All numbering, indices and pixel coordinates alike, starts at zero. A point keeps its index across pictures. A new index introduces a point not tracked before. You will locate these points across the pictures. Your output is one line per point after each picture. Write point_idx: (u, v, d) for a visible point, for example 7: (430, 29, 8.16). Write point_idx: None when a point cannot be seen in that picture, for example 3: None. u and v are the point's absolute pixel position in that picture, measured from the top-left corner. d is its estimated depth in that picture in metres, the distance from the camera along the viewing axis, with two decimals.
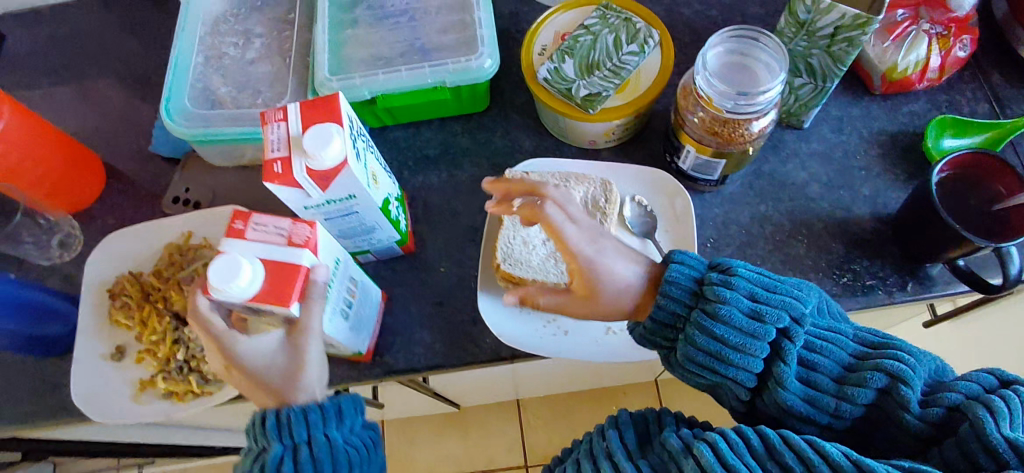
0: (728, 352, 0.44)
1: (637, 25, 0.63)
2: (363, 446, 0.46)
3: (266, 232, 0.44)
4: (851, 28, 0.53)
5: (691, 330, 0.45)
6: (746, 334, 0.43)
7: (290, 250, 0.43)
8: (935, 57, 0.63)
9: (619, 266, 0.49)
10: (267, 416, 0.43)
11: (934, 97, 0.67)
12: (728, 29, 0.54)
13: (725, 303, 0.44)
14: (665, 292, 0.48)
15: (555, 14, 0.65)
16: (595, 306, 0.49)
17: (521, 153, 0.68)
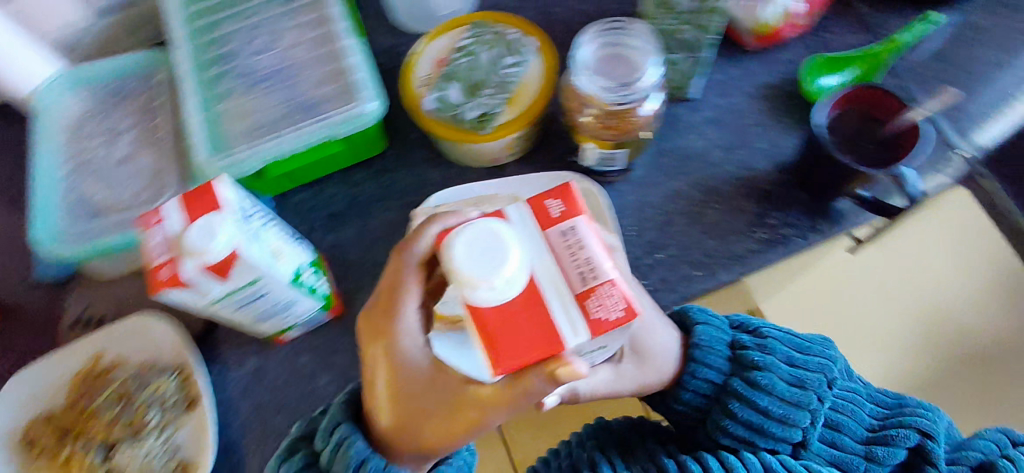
0: (771, 424, 0.56)
1: (510, 37, 0.63)
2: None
3: (565, 253, 0.37)
4: None
5: (729, 400, 0.57)
6: (779, 404, 0.56)
7: (553, 299, 0.36)
8: (795, 5, 0.64)
9: (666, 337, 0.55)
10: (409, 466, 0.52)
11: (808, 41, 0.69)
12: (596, 24, 0.54)
13: (767, 370, 0.57)
14: (705, 361, 0.58)
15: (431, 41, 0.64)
16: (646, 371, 0.54)
17: (428, 187, 0.66)
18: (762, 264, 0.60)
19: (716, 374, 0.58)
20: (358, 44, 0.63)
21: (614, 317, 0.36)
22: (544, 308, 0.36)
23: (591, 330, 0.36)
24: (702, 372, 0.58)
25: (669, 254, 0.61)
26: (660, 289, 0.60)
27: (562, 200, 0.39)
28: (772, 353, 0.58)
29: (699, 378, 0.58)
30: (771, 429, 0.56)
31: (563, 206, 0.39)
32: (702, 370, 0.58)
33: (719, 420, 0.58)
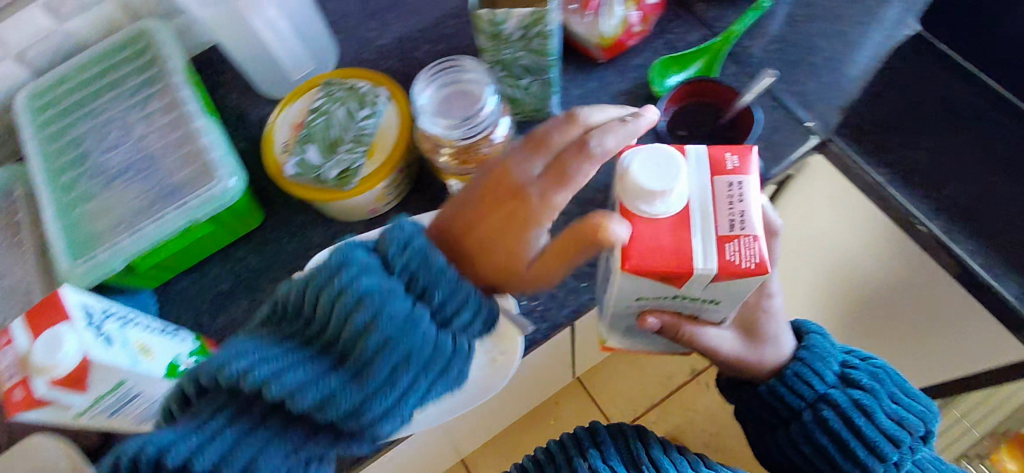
0: (852, 443, 0.60)
1: (361, 89, 0.63)
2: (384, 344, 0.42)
3: (724, 196, 0.44)
4: (533, 25, 0.56)
5: (825, 410, 0.61)
6: (880, 433, 0.59)
7: (699, 235, 0.43)
8: (631, 13, 0.68)
9: (789, 339, 0.63)
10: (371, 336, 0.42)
11: (653, 44, 0.72)
12: (427, 70, 0.56)
13: (869, 390, 0.61)
14: (817, 370, 0.62)
15: (285, 109, 0.64)
16: (755, 356, 0.61)
17: (311, 249, 0.66)
18: None
19: (813, 386, 0.62)
20: (211, 123, 0.63)
21: (745, 264, 0.42)
22: (687, 234, 0.43)
23: (721, 266, 0.42)
24: (814, 369, 0.62)
25: None
26: (551, 307, 0.61)
27: (738, 156, 0.46)
28: (876, 374, 0.62)
29: (802, 383, 0.62)
30: (857, 449, 0.59)
31: (739, 162, 0.45)
32: (807, 374, 0.62)
33: (807, 420, 0.61)
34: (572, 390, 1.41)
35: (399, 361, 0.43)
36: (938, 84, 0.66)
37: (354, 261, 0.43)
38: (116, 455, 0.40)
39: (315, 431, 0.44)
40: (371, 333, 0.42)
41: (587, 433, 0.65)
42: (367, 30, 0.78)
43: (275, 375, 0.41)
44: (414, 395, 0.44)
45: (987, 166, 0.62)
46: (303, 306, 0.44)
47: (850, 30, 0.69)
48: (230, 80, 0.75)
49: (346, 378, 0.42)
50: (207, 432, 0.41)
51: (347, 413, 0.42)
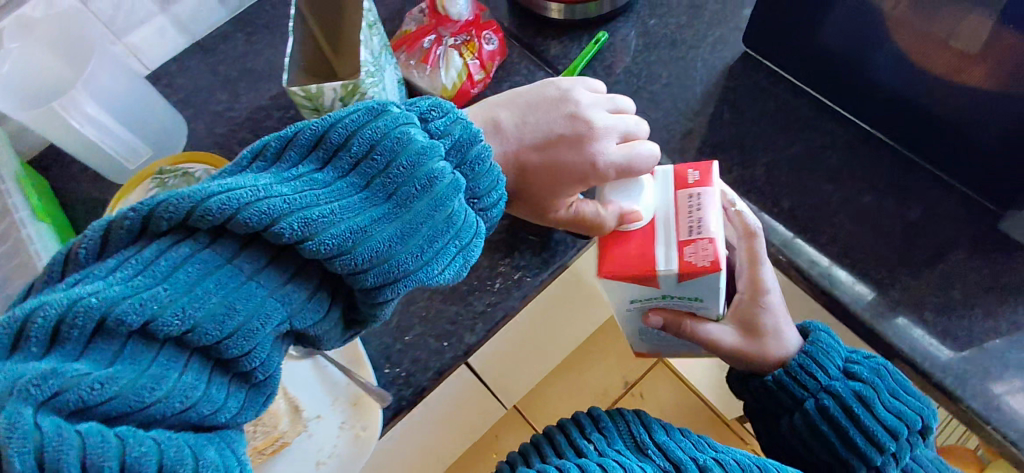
0: (849, 432, 0.54)
1: (196, 175, 0.61)
2: (416, 164, 0.41)
3: (684, 205, 0.53)
4: (349, 96, 0.55)
5: (824, 401, 0.56)
6: (879, 428, 0.54)
7: (661, 246, 0.51)
8: (470, 62, 0.69)
9: (791, 336, 0.59)
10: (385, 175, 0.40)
11: (499, 88, 0.72)
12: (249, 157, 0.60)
13: (869, 382, 0.55)
14: (826, 352, 0.58)
15: (117, 204, 0.62)
16: (756, 344, 0.59)
17: None
18: (503, 313, 0.62)
19: (817, 378, 0.57)
20: (43, 230, 0.63)
21: (699, 262, 0.49)
22: (653, 244, 0.52)
23: (680, 267, 0.50)
24: (820, 363, 0.57)
25: (416, 333, 0.62)
26: (413, 372, 0.61)
27: (698, 171, 0.54)
28: (879, 370, 0.56)
29: (806, 374, 0.57)
30: (853, 439, 0.54)
31: (699, 179, 0.54)
32: (812, 367, 0.57)
33: (809, 409, 0.56)
34: (511, 419, 1.39)
35: (434, 221, 0.40)
36: (775, 97, 0.68)
37: (390, 114, 0.42)
38: (71, 301, 0.31)
39: (322, 284, 0.39)
40: (412, 185, 0.40)
41: (590, 419, 0.62)
42: (217, 102, 0.76)
43: (299, 206, 0.36)
44: (441, 267, 0.41)
45: (820, 174, 0.64)
46: (321, 153, 0.40)
47: (685, 55, 0.72)
48: (79, 172, 0.73)
49: (386, 223, 0.39)
50: (197, 275, 0.35)
51: (374, 267, 0.38)
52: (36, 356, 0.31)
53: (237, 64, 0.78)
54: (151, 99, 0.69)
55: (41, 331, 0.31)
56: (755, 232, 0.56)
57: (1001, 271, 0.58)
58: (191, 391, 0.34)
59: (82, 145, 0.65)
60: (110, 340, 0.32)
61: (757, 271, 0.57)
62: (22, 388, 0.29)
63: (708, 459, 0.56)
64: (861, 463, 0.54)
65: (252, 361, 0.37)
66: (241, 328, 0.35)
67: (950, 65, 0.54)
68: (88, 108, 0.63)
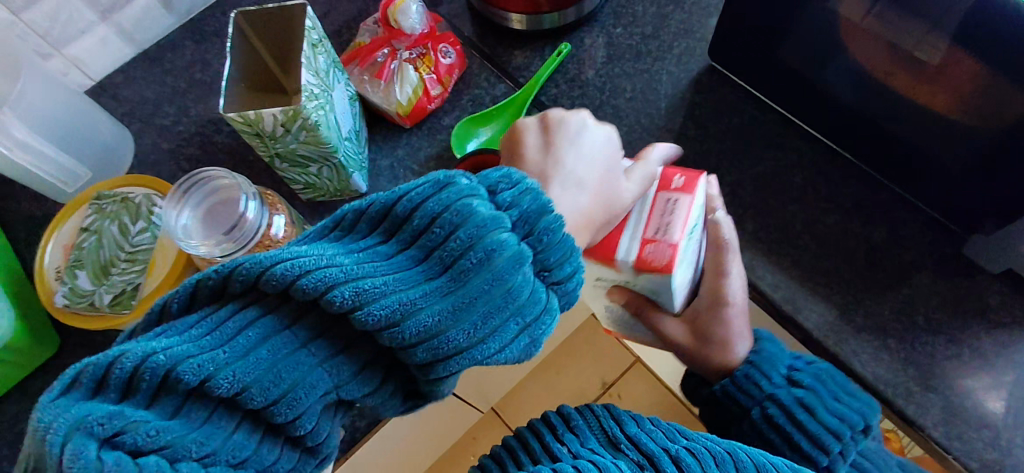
0: (801, 436, 0.52)
1: (135, 199, 0.59)
2: (480, 235, 0.37)
3: (658, 211, 0.47)
4: (291, 121, 0.53)
5: (771, 408, 0.54)
6: (824, 431, 0.52)
7: (625, 240, 0.47)
8: (426, 77, 0.66)
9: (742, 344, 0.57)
10: (450, 245, 0.37)
11: (458, 102, 0.70)
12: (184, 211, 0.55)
13: (811, 389, 0.54)
14: (768, 366, 0.56)
15: (53, 232, 0.59)
16: (704, 347, 0.57)
17: None
18: None
19: (762, 387, 0.55)
20: None
21: (655, 262, 0.45)
22: (617, 235, 0.48)
23: (636, 262, 0.46)
24: (764, 373, 0.55)
25: None
26: None
27: (682, 179, 0.49)
28: (822, 376, 0.54)
29: (750, 384, 0.55)
30: (800, 443, 0.52)
31: (680, 186, 0.49)
32: (757, 376, 0.55)
33: (754, 417, 0.54)
34: (486, 422, 1.36)
35: (493, 298, 0.37)
36: (742, 113, 0.67)
37: (460, 184, 0.39)
38: (142, 357, 0.33)
39: (372, 357, 0.38)
40: (472, 256, 0.37)
41: (559, 419, 0.56)
42: (163, 115, 0.73)
43: (355, 277, 0.36)
44: (507, 343, 0.38)
45: (785, 194, 0.62)
46: (388, 224, 0.39)
47: (650, 68, 0.70)
48: (18, 190, 0.70)
49: (441, 297, 0.36)
50: (256, 339, 0.35)
51: (424, 342, 0.36)
52: (113, 401, 0.33)
53: (186, 74, 0.75)
54: (90, 117, 0.66)
55: (117, 381, 0.33)
56: (727, 245, 0.53)
57: (963, 296, 0.57)
58: (234, 454, 0.35)
59: (14, 170, 0.62)
60: (171, 398, 0.34)
61: (721, 279, 0.54)
62: (84, 426, 0.31)
63: (681, 450, 0.51)
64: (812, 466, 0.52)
65: (302, 428, 0.36)
66: (287, 396, 0.35)
67: (915, 88, 0.52)
68: (16, 132, 0.60)
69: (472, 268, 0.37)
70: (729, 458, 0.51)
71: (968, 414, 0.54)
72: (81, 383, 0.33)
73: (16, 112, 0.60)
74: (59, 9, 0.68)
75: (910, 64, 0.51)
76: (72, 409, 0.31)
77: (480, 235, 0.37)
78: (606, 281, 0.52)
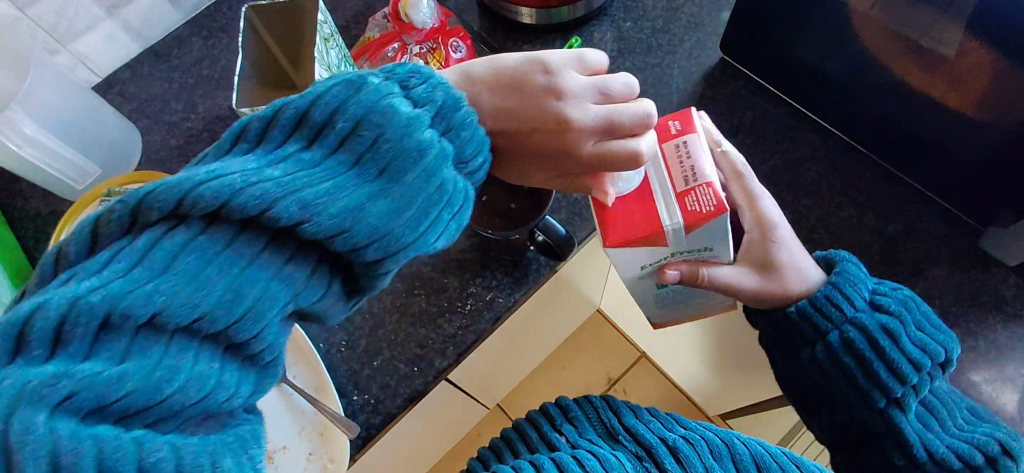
0: (878, 363, 0.51)
1: None
2: (408, 136, 0.37)
3: (673, 158, 0.49)
4: None
5: (850, 332, 0.52)
6: (904, 360, 0.51)
7: (663, 201, 0.48)
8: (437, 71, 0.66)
9: (804, 264, 0.56)
10: (377, 145, 0.36)
11: None
12: None
13: (897, 316, 0.52)
14: (850, 291, 0.53)
15: (64, 230, 0.59)
16: (775, 280, 0.54)
17: None
18: (474, 337, 0.59)
19: (841, 310, 0.53)
20: None
21: (705, 208, 0.46)
22: (651, 205, 0.48)
23: (687, 218, 0.46)
24: (846, 296, 0.53)
25: (384, 358, 0.60)
26: (382, 399, 0.58)
27: (677, 120, 0.51)
28: (906, 301, 0.53)
29: (831, 305, 0.53)
30: (877, 371, 0.51)
31: (682, 129, 0.50)
32: (838, 297, 0.53)
33: (834, 341, 0.53)
34: (492, 417, 1.36)
35: (434, 192, 0.37)
36: (755, 106, 0.67)
37: (371, 85, 0.38)
38: (69, 303, 0.28)
39: (323, 262, 0.36)
40: (407, 158, 0.37)
41: (558, 411, 0.60)
42: (172, 112, 0.72)
43: (294, 189, 0.33)
44: (445, 232, 0.38)
45: (799, 188, 0.62)
46: (305, 130, 0.36)
47: (661, 62, 0.70)
48: (26, 188, 0.69)
49: (384, 198, 0.35)
50: (196, 261, 0.31)
51: (375, 243, 0.35)
52: (39, 359, 0.28)
53: (193, 70, 0.74)
54: (99, 113, 0.66)
55: (42, 335, 0.28)
56: (743, 171, 0.54)
57: (979, 289, 0.57)
58: (202, 382, 0.31)
59: (24, 167, 0.62)
60: (116, 337, 0.29)
61: (758, 204, 0.54)
62: (29, 398, 0.26)
63: (679, 439, 0.53)
64: (882, 396, 0.51)
65: (262, 344, 0.34)
66: (250, 312, 0.33)
67: (932, 85, 0.52)
68: (26, 129, 0.60)
69: (409, 169, 0.37)
70: (726, 450, 0.51)
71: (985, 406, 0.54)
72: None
73: (26, 108, 0.60)
74: (65, 5, 0.67)
75: (930, 58, 0.51)
76: (14, 379, 0.27)
77: (408, 135, 0.37)
78: (654, 263, 0.51)
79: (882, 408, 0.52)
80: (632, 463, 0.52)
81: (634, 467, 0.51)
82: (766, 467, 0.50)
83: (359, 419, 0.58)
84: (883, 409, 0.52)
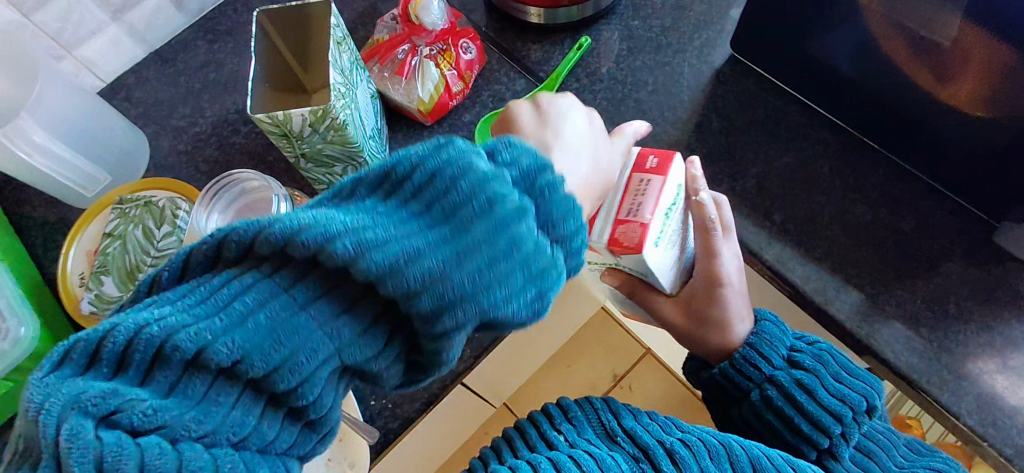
0: (801, 418, 0.52)
1: (159, 203, 0.58)
2: (481, 186, 0.35)
3: (632, 191, 0.47)
4: (319, 121, 0.52)
5: (768, 390, 0.53)
6: (824, 413, 0.51)
7: (600, 222, 0.47)
8: (448, 73, 0.66)
9: (738, 325, 0.56)
10: (450, 193, 0.35)
11: (479, 98, 0.69)
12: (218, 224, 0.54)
13: (812, 371, 0.53)
14: (767, 351, 0.54)
15: (75, 238, 0.59)
16: (699, 325, 0.56)
17: None
18: (490, 339, 0.59)
19: (759, 368, 0.54)
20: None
21: (626, 244, 0.44)
22: (593, 216, 0.47)
23: (608, 246, 0.46)
24: (762, 353, 0.54)
25: None
26: (400, 403, 0.58)
27: (657, 160, 0.47)
28: (822, 356, 0.54)
29: (749, 365, 0.54)
30: (798, 425, 0.52)
31: (654, 168, 0.47)
32: (755, 357, 0.54)
33: (754, 400, 0.53)
34: (499, 416, 1.36)
35: (500, 248, 0.34)
36: (766, 104, 0.66)
37: (457, 143, 0.37)
38: (136, 330, 0.32)
39: (382, 319, 0.35)
40: (476, 201, 0.35)
41: (558, 410, 0.57)
42: (179, 117, 0.72)
43: (357, 228, 0.33)
44: (516, 296, 0.35)
45: (812, 185, 0.62)
46: (387, 183, 0.36)
47: (671, 60, 0.69)
48: (33, 195, 0.69)
49: (443, 245, 0.34)
50: (252, 308, 0.33)
51: (431, 291, 0.33)
52: (104, 375, 0.31)
53: (200, 75, 0.74)
54: (107, 120, 0.65)
55: (111, 355, 0.32)
56: (711, 227, 0.50)
57: (994, 284, 0.57)
58: (235, 422, 0.33)
59: (32, 174, 0.61)
60: (169, 371, 0.32)
61: (714, 259, 0.52)
62: (79, 406, 0.30)
63: (676, 442, 0.51)
64: (813, 448, 0.52)
65: (305, 398, 0.34)
66: (289, 362, 0.33)
67: (940, 80, 0.53)
68: (35, 136, 0.59)
69: (475, 218, 0.34)
70: (723, 452, 0.50)
71: (1001, 401, 0.54)
72: (72, 358, 0.32)
73: (36, 115, 0.59)
74: (69, 10, 0.66)
75: (944, 57, 0.51)
76: (69, 389, 0.30)
77: (480, 187, 0.35)
78: (597, 264, 0.53)
79: (816, 458, 0.53)
80: (628, 467, 0.50)
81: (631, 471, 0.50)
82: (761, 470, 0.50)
83: (377, 423, 0.58)
84: (821, 460, 0.52)
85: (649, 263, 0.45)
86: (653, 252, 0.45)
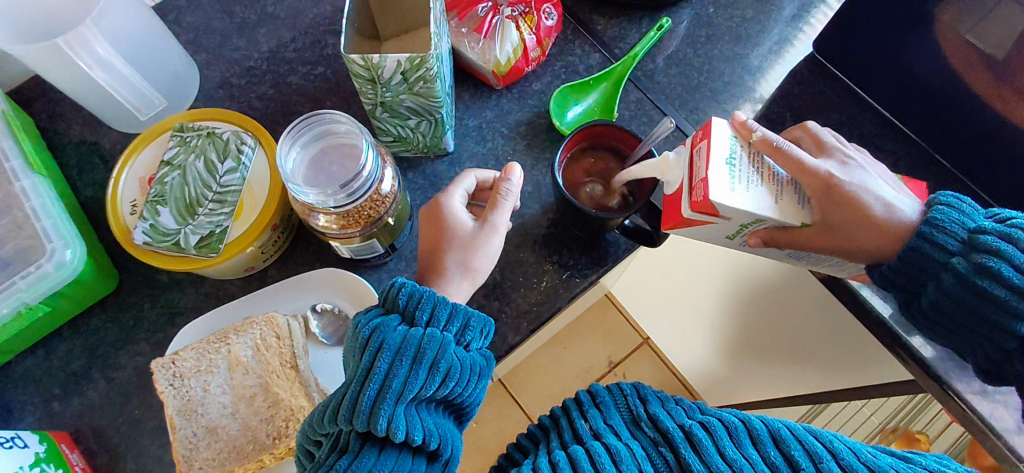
0: (987, 308, 0.46)
1: (224, 136, 0.55)
2: (360, 334, 0.45)
3: (696, 159, 0.45)
4: (413, 70, 0.49)
5: (943, 276, 0.47)
6: (1015, 296, 0.45)
7: (683, 195, 0.46)
8: (528, 37, 0.63)
9: (877, 203, 0.48)
10: (350, 350, 0.46)
11: (552, 68, 0.67)
12: (298, 177, 0.48)
13: (1001, 253, 0.45)
14: (938, 234, 0.47)
15: (128, 161, 0.56)
16: (852, 232, 0.47)
17: (177, 318, 0.59)
18: (547, 315, 0.59)
19: (933, 259, 0.47)
20: (40, 184, 0.55)
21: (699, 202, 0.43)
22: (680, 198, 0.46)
23: (695, 210, 0.44)
24: (933, 242, 0.47)
25: None
26: None
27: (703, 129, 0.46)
28: (1012, 232, 0.45)
29: (924, 259, 0.47)
30: (987, 316, 0.46)
31: (702, 137, 0.45)
32: (927, 248, 0.47)
33: (932, 295, 0.48)
34: (494, 391, 1.36)
35: (377, 354, 0.43)
36: (840, 109, 0.66)
37: None
38: None
39: (364, 442, 0.42)
40: (357, 347, 0.45)
41: (586, 397, 0.52)
42: (233, 48, 0.68)
43: (314, 413, 0.45)
44: (412, 379, 0.43)
45: None
46: None
47: (747, 53, 0.69)
48: (69, 111, 0.65)
49: (355, 385, 0.43)
50: None
51: (355, 411, 0.42)
52: None
53: (257, 6, 0.69)
54: (164, 44, 0.61)
55: None
56: (788, 151, 0.45)
57: None
58: None
59: (81, 85, 0.57)
60: None
61: (813, 170, 0.45)
62: None
63: (695, 424, 0.45)
64: (1011, 338, 0.46)
65: None
66: None
67: (1013, 110, 0.53)
68: (98, 49, 0.54)
69: (364, 349, 0.44)
70: (742, 429, 0.43)
71: None
72: None
73: (99, 27, 0.54)
74: None
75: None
76: None
77: (354, 332, 0.46)
78: (738, 235, 0.48)
79: (1015, 349, 0.46)
80: (645, 454, 0.44)
81: (647, 458, 0.44)
82: (785, 443, 0.42)
83: None
84: (1015, 353, 0.46)
85: (732, 206, 0.42)
86: (735, 200, 0.42)
